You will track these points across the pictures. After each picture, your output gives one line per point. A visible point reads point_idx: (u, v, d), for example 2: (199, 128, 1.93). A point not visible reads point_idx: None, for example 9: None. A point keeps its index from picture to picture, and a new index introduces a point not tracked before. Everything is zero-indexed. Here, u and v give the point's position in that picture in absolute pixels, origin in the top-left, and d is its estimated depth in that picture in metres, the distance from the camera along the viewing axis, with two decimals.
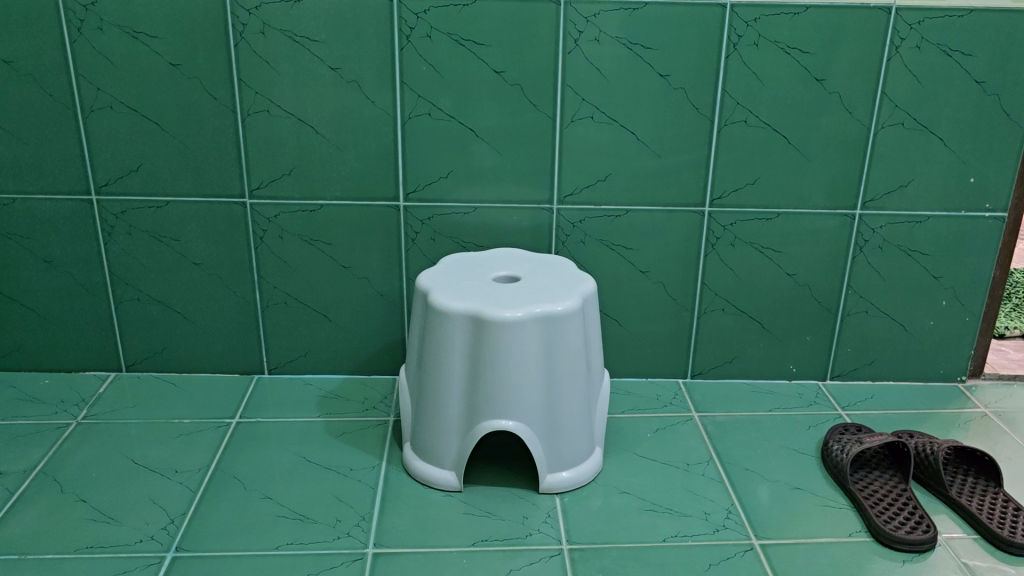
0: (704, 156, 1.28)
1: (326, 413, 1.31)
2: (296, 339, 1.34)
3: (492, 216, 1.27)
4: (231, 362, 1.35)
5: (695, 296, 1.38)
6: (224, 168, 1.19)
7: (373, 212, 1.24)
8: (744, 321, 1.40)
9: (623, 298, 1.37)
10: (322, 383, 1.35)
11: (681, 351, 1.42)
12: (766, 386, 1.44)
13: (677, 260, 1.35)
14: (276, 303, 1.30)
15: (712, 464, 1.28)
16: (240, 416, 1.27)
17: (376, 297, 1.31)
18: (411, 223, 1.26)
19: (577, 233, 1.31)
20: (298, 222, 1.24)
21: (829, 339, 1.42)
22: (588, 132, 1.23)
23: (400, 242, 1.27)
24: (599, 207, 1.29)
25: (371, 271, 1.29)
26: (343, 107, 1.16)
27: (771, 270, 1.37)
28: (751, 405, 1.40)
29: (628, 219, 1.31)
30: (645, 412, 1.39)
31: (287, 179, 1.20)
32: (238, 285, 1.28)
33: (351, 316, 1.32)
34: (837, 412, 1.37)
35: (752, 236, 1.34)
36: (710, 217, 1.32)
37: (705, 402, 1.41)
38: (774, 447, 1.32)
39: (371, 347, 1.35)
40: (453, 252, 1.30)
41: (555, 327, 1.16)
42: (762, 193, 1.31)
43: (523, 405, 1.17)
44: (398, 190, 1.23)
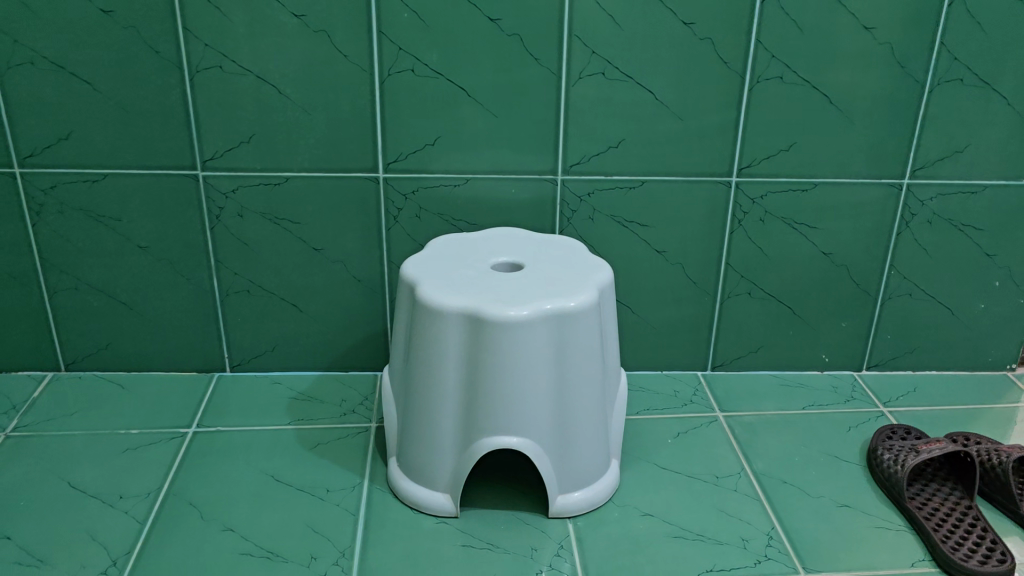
0: (733, 119, 1.11)
1: (299, 419, 1.15)
2: (263, 332, 1.22)
3: (487, 189, 1.14)
4: (188, 359, 1.23)
5: (717, 279, 1.21)
6: (167, 134, 1.09)
7: (347, 187, 1.13)
8: (772, 307, 1.24)
9: (636, 282, 1.21)
10: (293, 381, 1.23)
11: (704, 342, 1.25)
12: (796, 378, 1.27)
13: (699, 239, 1.18)
14: (237, 291, 1.19)
15: (744, 474, 1.06)
16: (197, 425, 1.13)
17: (352, 283, 1.19)
18: (393, 199, 1.14)
19: (584, 209, 1.16)
20: (259, 197, 1.13)
21: (866, 326, 1.26)
22: (598, 90, 1.08)
23: (381, 220, 1.15)
24: (610, 178, 1.14)
25: (346, 253, 1.17)
26: (312, 61, 1.05)
27: (803, 247, 1.20)
28: (784, 402, 1.21)
29: (644, 191, 1.15)
30: (665, 412, 1.18)
31: (243, 149, 1.10)
32: (191, 272, 1.17)
33: (324, 305, 1.20)
34: (879, 410, 1.19)
35: (784, 208, 1.17)
36: (739, 187, 1.15)
37: (729, 397, 1.22)
38: (815, 450, 1.11)
39: (350, 338, 1.23)
40: (441, 229, 1.16)
41: (570, 320, 0.92)
42: (803, 158, 1.14)
43: (532, 419, 0.94)
44: (377, 159, 1.11)
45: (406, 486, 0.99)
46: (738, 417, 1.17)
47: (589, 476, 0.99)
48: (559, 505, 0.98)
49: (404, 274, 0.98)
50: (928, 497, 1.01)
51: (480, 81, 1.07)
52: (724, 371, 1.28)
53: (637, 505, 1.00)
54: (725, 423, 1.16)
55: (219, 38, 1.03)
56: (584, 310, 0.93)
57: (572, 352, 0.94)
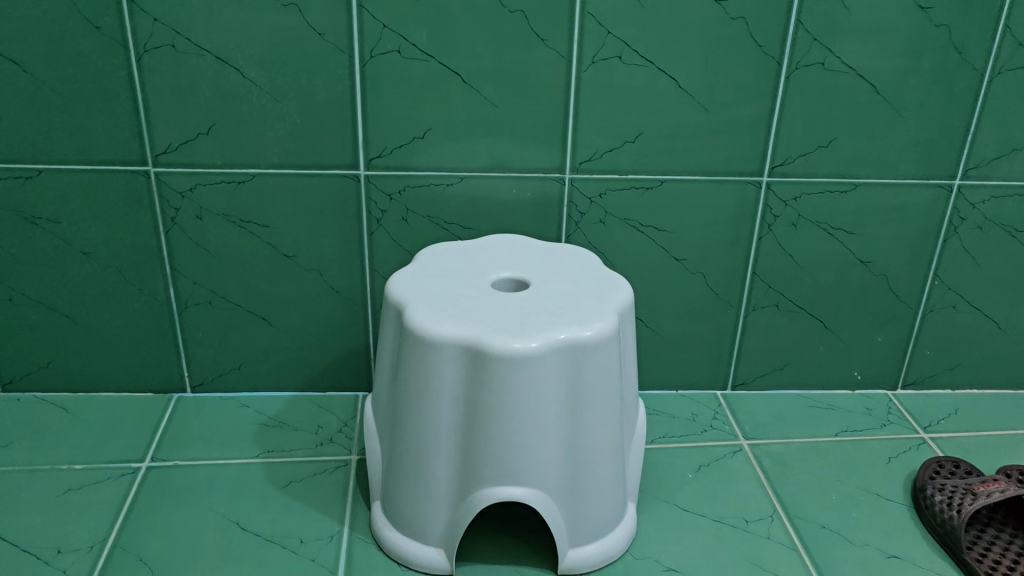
0: (767, 111, 0.97)
1: (268, 450, 1.00)
2: (228, 348, 1.07)
3: (484, 189, 1.00)
4: (143, 378, 1.08)
5: (741, 290, 1.08)
6: (112, 124, 0.93)
7: (323, 186, 0.98)
8: (801, 320, 1.11)
9: (651, 294, 1.07)
10: (263, 404, 1.08)
11: (724, 360, 1.13)
12: (825, 398, 1.14)
13: (723, 246, 1.05)
14: (197, 302, 1.04)
15: (777, 518, 0.93)
16: (150, 460, 0.98)
17: (329, 294, 1.05)
18: (376, 200, 0.99)
19: (594, 211, 1.02)
20: (221, 197, 0.98)
21: (903, 342, 1.13)
22: (614, 76, 0.94)
23: (362, 224, 1.00)
24: (625, 177, 1.00)
25: (323, 261, 1.02)
26: (281, 40, 0.90)
27: (837, 255, 1.07)
28: (814, 428, 1.08)
29: (664, 192, 1.01)
30: (683, 441, 1.05)
31: (201, 142, 0.95)
32: (143, 281, 1.02)
33: (297, 319, 1.06)
34: (919, 437, 1.07)
35: (819, 211, 1.04)
36: (770, 188, 1.02)
37: (752, 421, 1.10)
38: (853, 487, 0.99)
39: (327, 355, 1.09)
40: (431, 235, 1.02)
41: (584, 353, 0.79)
42: (842, 156, 1.00)
43: (540, 466, 0.80)
44: (357, 155, 0.96)
45: (392, 537, 0.86)
46: (764, 446, 1.05)
47: (603, 526, 0.86)
48: (570, 561, 0.85)
49: (389, 293, 0.84)
50: (986, 548, 0.89)
51: (477, 64, 0.92)
52: (745, 391, 1.15)
53: (657, 558, 0.87)
54: (750, 454, 1.03)
55: (170, 11, 0.88)
56: (604, 340, 0.79)
57: (588, 389, 0.80)
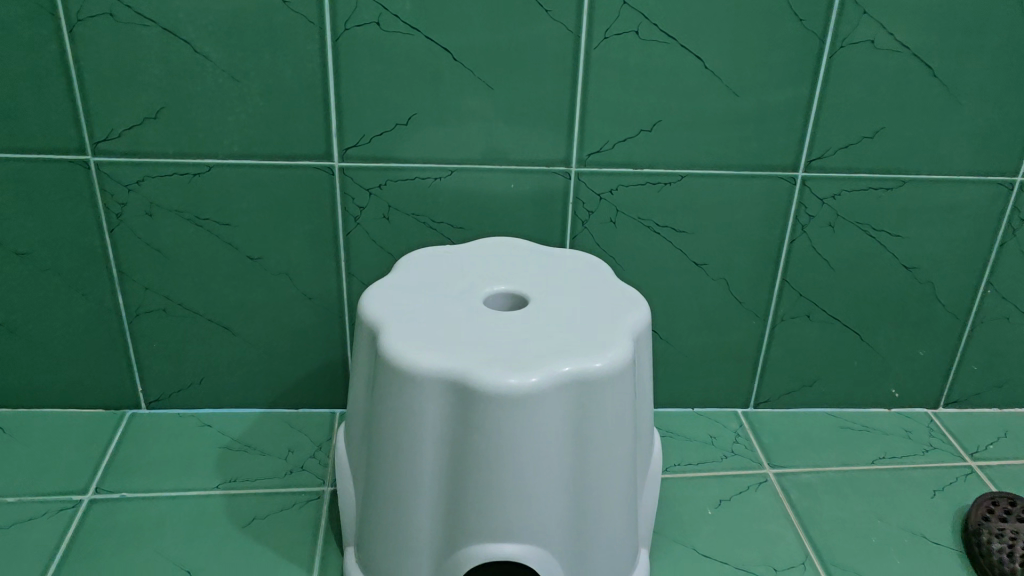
0: (806, 96, 0.84)
1: (230, 479, 0.88)
2: (187, 360, 0.95)
3: (478, 184, 0.87)
4: (92, 392, 0.96)
5: (768, 298, 0.95)
6: (45, 106, 0.80)
7: (292, 178, 0.85)
8: (835, 332, 0.98)
9: (667, 302, 0.94)
10: (228, 422, 0.96)
11: (746, 375, 1.00)
12: (858, 418, 1.02)
13: (750, 250, 0.92)
14: (150, 309, 0.91)
15: (810, 566, 0.81)
16: (95, 491, 0.86)
17: (301, 300, 0.92)
18: (353, 195, 0.86)
19: (604, 210, 0.89)
20: (173, 191, 0.85)
21: (948, 356, 1.01)
22: (629, 55, 0.80)
23: (337, 222, 0.88)
24: (639, 170, 0.87)
25: (293, 263, 0.90)
26: (238, 9, 0.76)
27: (879, 260, 0.94)
28: (847, 454, 0.96)
29: (685, 188, 0.88)
30: (700, 469, 0.93)
31: (149, 128, 0.81)
32: (88, 285, 0.89)
33: (264, 328, 0.93)
34: (966, 465, 0.95)
35: (859, 211, 0.91)
36: (805, 184, 0.89)
37: (778, 444, 0.98)
38: (895, 527, 0.87)
39: (300, 369, 0.96)
40: (417, 235, 0.89)
41: (591, 388, 0.66)
42: (891, 148, 0.87)
43: (538, 520, 0.68)
44: (331, 144, 0.83)
45: None
46: (793, 476, 0.93)
47: None
48: None
49: (364, 311, 0.71)
50: None
51: (470, 39, 0.79)
52: (769, 408, 1.03)
53: None
54: (777, 485, 0.91)
55: None
56: (616, 373, 0.67)
57: (597, 429, 0.68)
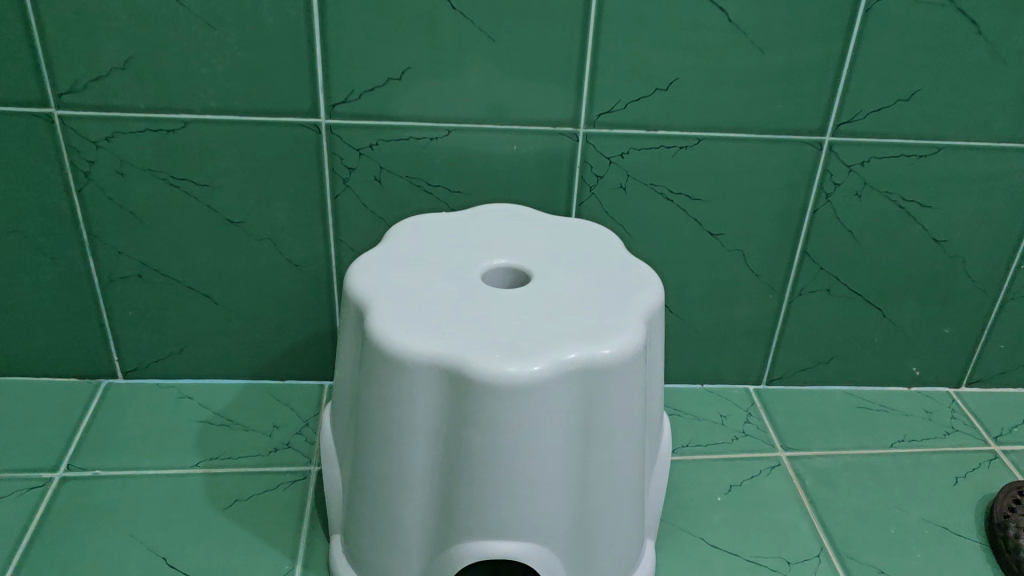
0: (837, 54, 0.77)
1: (211, 457, 0.83)
2: (165, 329, 0.89)
3: (478, 145, 0.80)
4: (65, 361, 0.90)
5: (787, 271, 0.89)
6: (2, 54, 0.73)
7: (275, 136, 0.78)
8: (855, 307, 0.92)
9: (678, 274, 0.88)
10: (210, 394, 0.91)
11: (760, 351, 0.95)
12: (876, 398, 0.97)
13: (769, 220, 0.86)
14: (125, 275, 0.85)
15: (826, 558, 0.77)
16: (66, 469, 0.81)
17: (287, 267, 0.86)
18: (342, 155, 0.79)
19: (614, 175, 0.82)
20: (146, 148, 0.78)
21: (974, 334, 0.95)
22: (646, 6, 0.73)
23: (325, 184, 0.81)
24: (653, 133, 0.80)
25: (277, 228, 0.83)
26: None
27: (907, 232, 0.88)
28: (865, 437, 0.91)
29: (702, 152, 0.81)
30: (710, 451, 0.88)
31: (118, 79, 0.74)
32: (57, 248, 0.83)
33: (248, 295, 0.87)
34: (990, 450, 0.90)
35: (889, 179, 0.84)
36: (832, 149, 0.82)
37: (792, 425, 0.92)
38: (915, 517, 0.82)
39: (286, 339, 0.90)
40: (411, 199, 0.82)
41: (599, 377, 0.60)
42: (927, 112, 0.80)
43: (539, 517, 0.62)
44: (318, 100, 0.76)
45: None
46: (807, 460, 0.88)
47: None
48: None
49: (351, 287, 0.65)
50: None
51: None
52: (782, 386, 0.97)
53: None
54: (790, 470, 0.86)
55: None
56: (626, 361, 0.61)
57: (604, 420, 0.62)
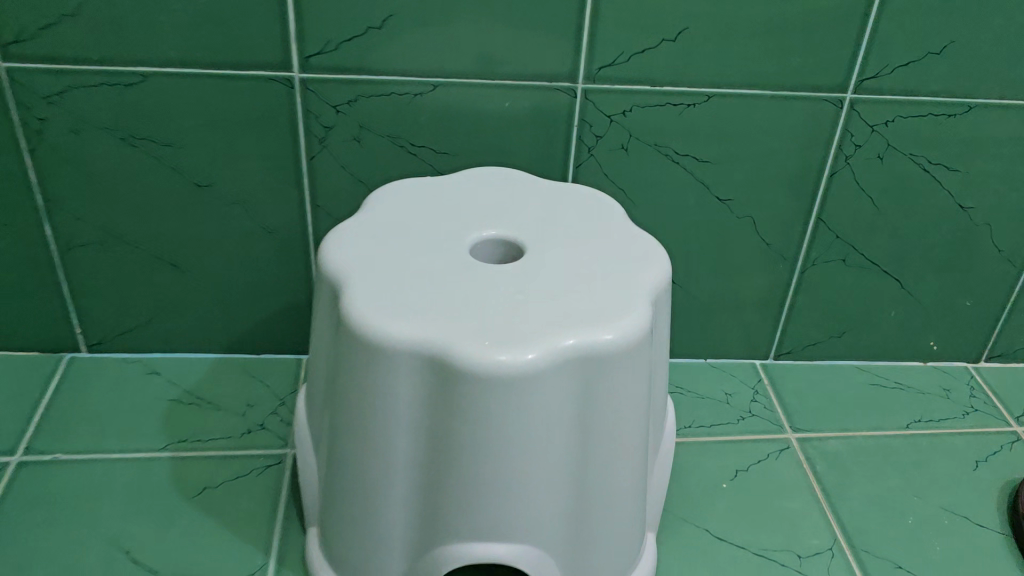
0: (865, 2, 0.69)
1: (180, 439, 0.77)
2: (130, 300, 0.82)
3: (466, 102, 0.73)
4: (23, 334, 0.84)
5: (801, 240, 0.83)
6: None
7: (242, 91, 0.71)
8: (872, 279, 0.86)
9: (684, 243, 0.82)
10: (180, 370, 0.85)
11: (768, 325, 0.89)
12: (890, 374, 0.91)
13: (783, 185, 0.79)
14: (84, 242, 0.78)
15: (839, 551, 0.71)
16: (23, 453, 0.75)
17: (259, 235, 0.79)
18: (317, 112, 0.72)
19: (615, 135, 0.75)
20: (101, 104, 0.71)
21: (997, 307, 0.89)
22: None
23: (299, 144, 0.74)
24: (660, 89, 0.73)
25: (248, 191, 0.76)
26: None
27: (931, 199, 0.81)
28: (879, 417, 0.86)
29: (712, 111, 0.74)
30: (715, 432, 0.82)
31: (67, 27, 0.67)
32: (8, 213, 0.76)
33: (218, 264, 0.80)
34: (1011, 432, 0.85)
35: (914, 141, 0.77)
36: (853, 108, 0.75)
37: (801, 404, 0.87)
38: (934, 506, 0.77)
39: (260, 311, 0.84)
40: (394, 161, 0.75)
41: (599, 366, 0.54)
42: (958, 67, 0.73)
43: (532, 517, 0.57)
44: (289, 51, 0.69)
45: None
46: (818, 442, 0.82)
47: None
48: None
49: (325, 261, 0.58)
50: None
51: None
52: (791, 361, 0.92)
53: None
54: (800, 453, 0.81)
55: None
56: (629, 347, 0.55)
57: (604, 413, 0.56)
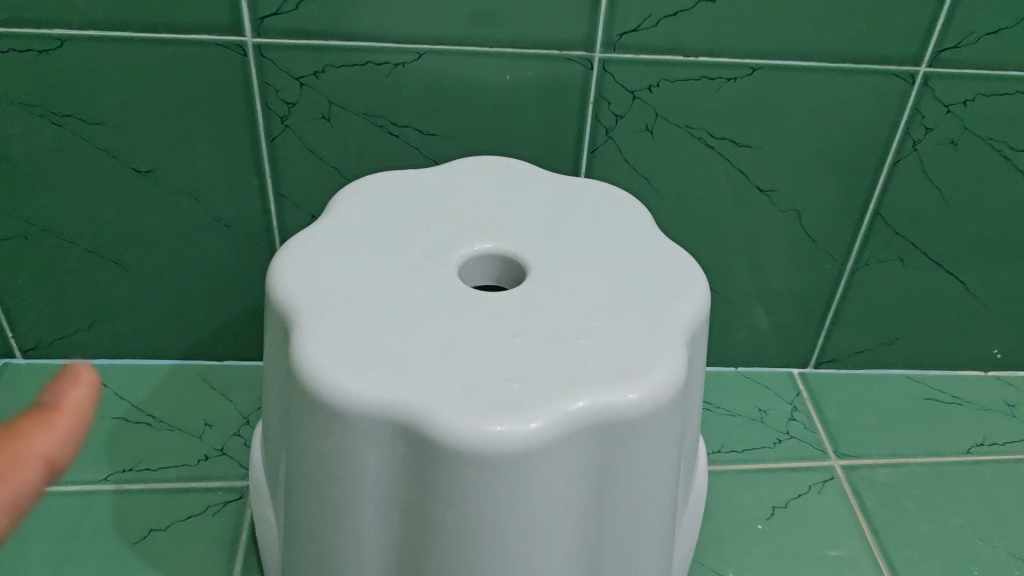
0: None
1: (126, 467, 0.66)
2: (68, 301, 0.71)
3: (458, 74, 0.59)
4: None
5: (853, 238, 0.70)
6: None
7: (184, 60, 0.58)
8: (932, 280, 0.74)
9: (715, 241, 0.70)
10: (130, 380, 0.74)
11: (808, 330, 0.77)
12: (945, 386, 0.80)
13: (836, 174, 0.66)
14: (8, 236, 0.66)
15: None
16: None
17: (215, 228, 0.67)
18: (276, 86, 0.59)
19: (638, 116, 0.62)
20: (13, 76, 0.58)
21: None
22: None
23: (257, 124, 0.61)
24: (694, 61, 0.59)
25: (199, 179, 0.64)
26: None
27: (1010, 191, 0.69)
28: (934, 440, 0.75)
29: (757, 86, 0.61)
30: (747, 459, 0.71)
31: None
32: None
33: (169, 261, 0.69)
34: None
35: (997, 123, 0.64)
36: (927, 84, 0.62)
37: (845, 423, 0.76)
38: (1001, 552, 0.66)
39: (220, 315, 0.72)
40: (372, 145, 0.63)
41: (619, 433, 0.42)
42: None
43: None
44: (238, 12, 0.56)
45: None
46: (865, 472, 0.71)
47: None
48: None
49: (276, 289, 0.47)
50: None
51: None
52: (833, 370, 0.80)
53: None
54: (845, 485, 0.70)
55: None
56: (658, 409, 0.43)
57: (626, 489, 0.44)
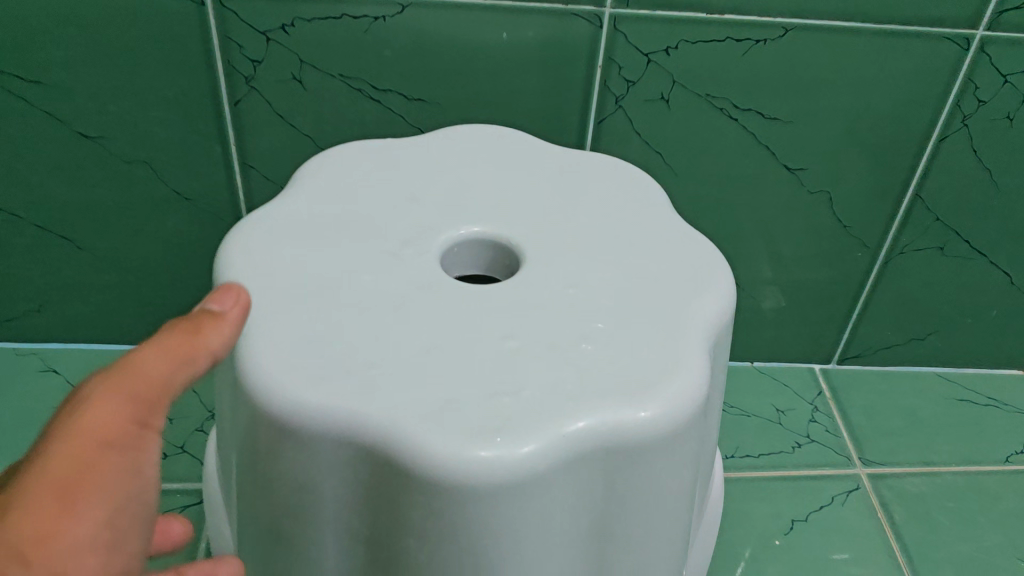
0: None
1: None
2: (15, 281, 0.64)
3: (448, 31, 0.52)
4: None
5: (888, 223, 0.63)
6: None
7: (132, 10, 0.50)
8: (973, 271, 0.67)
9: (734, 224, 0.63)
10: (86, 368, 0.67)
11: (833, 322, 0.70)
12: (980, 386, 0.73)
13: (872, 152, 0.59)
14: None
15: None
16: None
17: (175, 202, 0.60)
18: (239, 41, 0.52)
19: (653, 83, 0.55)
20: None
21: None
22: None
23: (218, 85, 0.54)
24: (718, 20, 0.52)
25: (154, 147, 0.57)
26: None
27: None
28: (970, 446, 0.68)
29: (789, 51, 0.53)
30: (764, 465, 0.65)
31: None
32: None
33: (125, 238, 0.62)
34: None
35: None
36: (983, 50, 0.54)
37: (871, 426, 0.69)
38: None
39: (185, 297, 0.65)
40: (350, 111, 0.55)
41: (625, 459, 0.36)
42: None
43: None
44: None
45: None
46: (895, 481, 0.64)
47: None
48: None
49: (223, 277, 0.40)
50: None
51: None
52: (858, 366, 0.73)
53: None
54: (873, 496, 0.63)
55: None
56: (674, 430, 0.36)
57: (632, 521, 0.38)
